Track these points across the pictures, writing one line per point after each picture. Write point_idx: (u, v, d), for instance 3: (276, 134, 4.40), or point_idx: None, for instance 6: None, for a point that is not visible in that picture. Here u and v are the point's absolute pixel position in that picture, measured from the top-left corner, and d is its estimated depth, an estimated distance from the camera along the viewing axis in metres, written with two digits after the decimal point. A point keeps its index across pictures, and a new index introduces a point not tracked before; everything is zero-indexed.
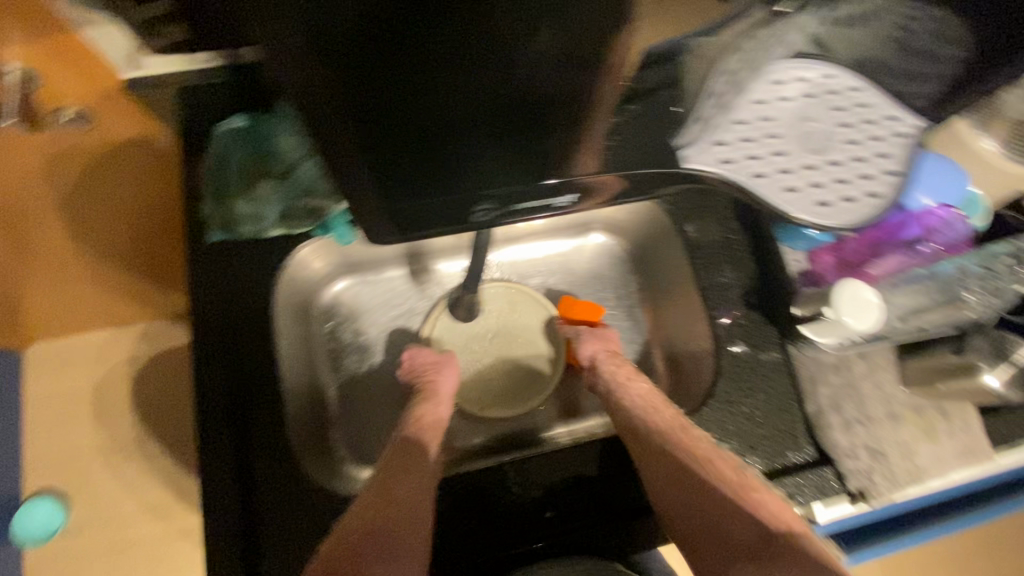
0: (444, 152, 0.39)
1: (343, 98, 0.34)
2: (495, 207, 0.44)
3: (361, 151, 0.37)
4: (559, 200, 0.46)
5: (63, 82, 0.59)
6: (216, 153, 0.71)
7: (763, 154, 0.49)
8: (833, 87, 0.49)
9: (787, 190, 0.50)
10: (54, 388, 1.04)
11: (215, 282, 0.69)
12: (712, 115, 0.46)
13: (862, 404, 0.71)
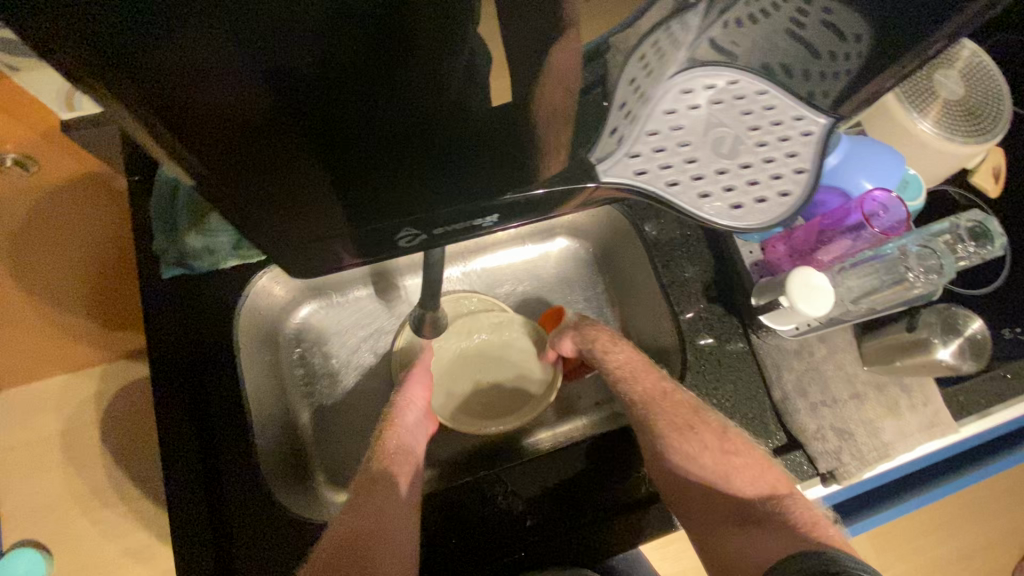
0: (368, 182, 0.39)
1: (251, 145, 0.33)
2: (417, 233, 0.44)
3: (278, 193, 0.37)
4: (483, 222, 0.46)
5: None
6: (163, 192, 0.70)
7: (675, 163, 0.47)
8: (740, 94, 0.47)
9: (702, 197, 0.49)
10: (21, 437, 1.01)
11: (174, 319, 0.68)
12: (627, 128, 0.44)
13: (825, 387, 0.74)
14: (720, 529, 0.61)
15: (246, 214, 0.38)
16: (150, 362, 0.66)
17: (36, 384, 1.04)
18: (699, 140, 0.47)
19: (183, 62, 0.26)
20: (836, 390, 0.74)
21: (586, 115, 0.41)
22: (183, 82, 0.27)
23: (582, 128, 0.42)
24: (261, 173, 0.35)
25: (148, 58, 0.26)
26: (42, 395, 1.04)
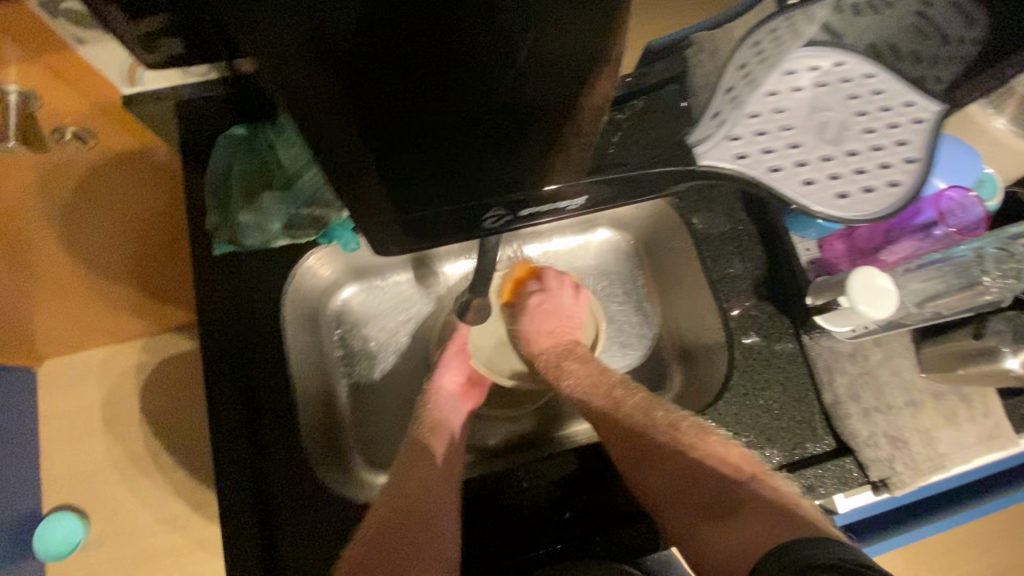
0: (460, 166, 0.37)
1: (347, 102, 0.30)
2: (505, 212, 0.42)
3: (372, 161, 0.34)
4: (567, 205, 0.45)
5: (62, 99, 0.56)
6: (217, 168, 0.68)
7: (779, 147, 0.47)
8: (844, 75, 0.49)
9: (805, 184, 0.49)
10: (68, 404, 1.05)
11: (225, 296, 0.69)
12: (727, 111, 0.45)
13: (879, 392, 0.71)
14: (703, 523, 0.62)
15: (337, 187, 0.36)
16: (203, 335, 0.68)
17: (82, 354, 1.07)
18: (805, 125, 0.48)
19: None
20: (891, 397, 0.71)
21: (655, 110, 0.43)
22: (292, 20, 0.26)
23: (652, 122, 0.44)
24: (359, 147, 0.33)
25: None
26: (87, 364, 1.07)
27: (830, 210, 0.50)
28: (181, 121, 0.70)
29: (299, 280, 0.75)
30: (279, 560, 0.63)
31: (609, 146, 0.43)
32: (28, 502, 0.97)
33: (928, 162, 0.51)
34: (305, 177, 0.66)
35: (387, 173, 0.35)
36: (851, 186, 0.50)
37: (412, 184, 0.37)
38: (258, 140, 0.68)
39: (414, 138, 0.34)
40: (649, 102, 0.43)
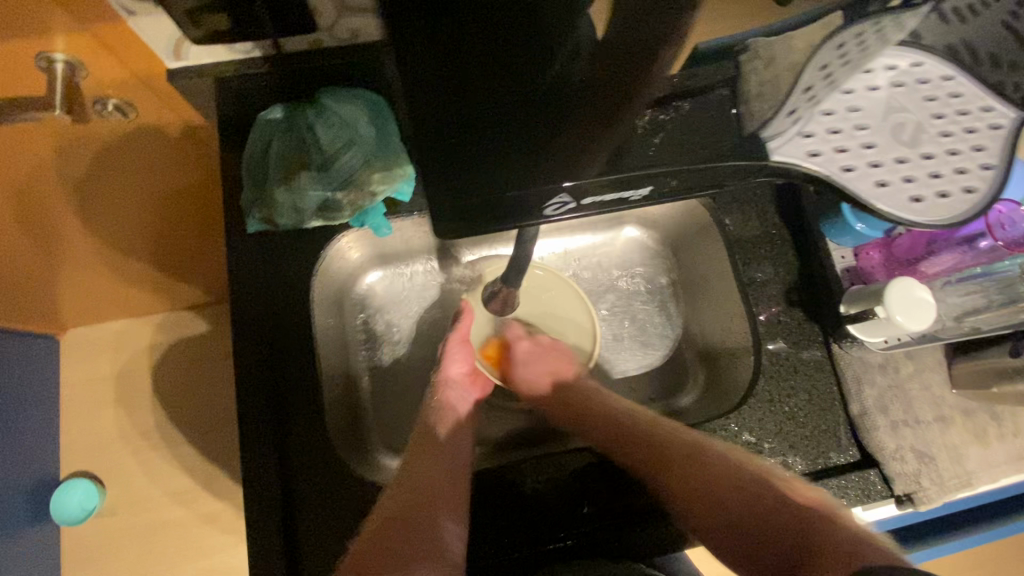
0: (517, 140, 0.36)
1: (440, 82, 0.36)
2: (567, 200, 0.38)
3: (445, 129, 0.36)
4: (632, 195, 0.40)
5: (103, 70, 0.56)
6: (254, 146, 0.69)
7: (852, 146, 0.45)
8: (921, 77, 0.49)
9: (881, 184, 0.45)
10: (89, 373, 1.07)
11: (256, 274, 0.70)
12: (800, 107, 0.43)
13: (907, 405, 0.71)
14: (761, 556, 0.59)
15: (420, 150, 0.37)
16: (233, 310, 0.68)
17: (101, 325, 1.08)
18: (880, 125, 0.46)
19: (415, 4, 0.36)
20: (920, 411, 0.70)
21: (705, 112, 0.42)
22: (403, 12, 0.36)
23: (702, 122, 0.42)
24: (431, 109, 0.36)
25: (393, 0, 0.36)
26: (109, 335, 1.09)
27: (905, 215, 0.45)
28: (222, 100, 0.68)
29: (329, 263, 0.75)
30: (301, 537, 0.64)
31: (654, 141, 0.40)
32: (47, 467, 0.99)
33: (1006, 168, 0.47)
34: (344, 158, 0.67)
35: (441, 139, 0.37)
36: (924, 189, 0.45)
37: (464, 155, 0.36)
38: (298, 122, 0.68)
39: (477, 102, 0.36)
40: (695, 104, 0.42)
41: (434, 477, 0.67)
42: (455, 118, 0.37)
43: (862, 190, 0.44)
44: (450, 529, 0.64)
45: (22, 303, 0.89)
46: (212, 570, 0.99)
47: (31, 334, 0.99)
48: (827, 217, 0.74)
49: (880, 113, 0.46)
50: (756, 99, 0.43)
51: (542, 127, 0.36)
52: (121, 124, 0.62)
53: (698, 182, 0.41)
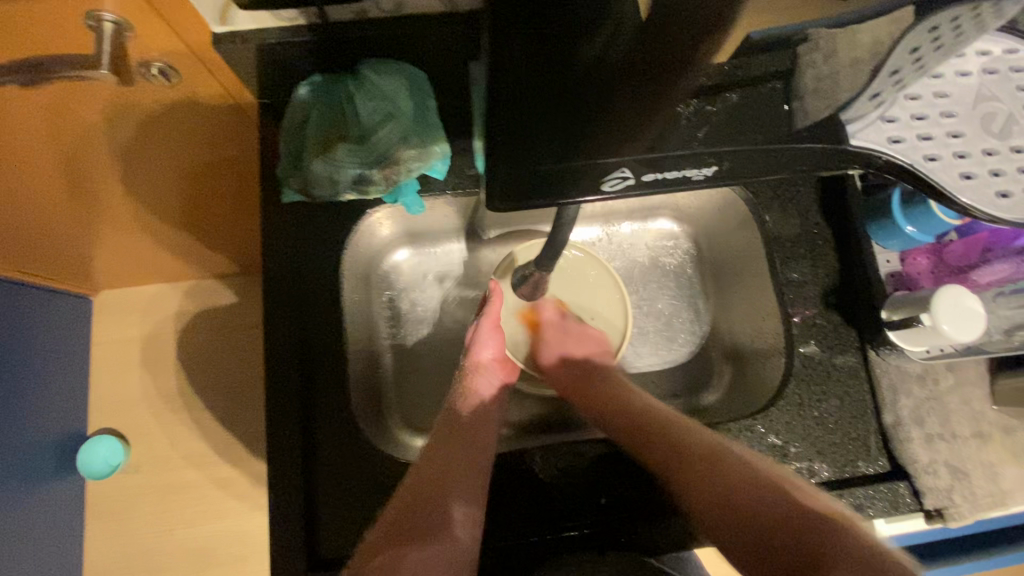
0: (590, 119, 0.42)
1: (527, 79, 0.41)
2: (626, 177, 0.45)
3: (529, 124, 0.42)
4: (695, 174, 0.46)
5: (151, 33, 0.54)
6: (294, 114, 0.69)
7: (937, 134, 0.49)
8: (1016, 63, 0.51)
9: (964, 175, 0.49)
10: (118, 333, 1.09)
11: (288, 243, 0.70)
12: (886, 91, 0.46)
13: (944, 419, 0.68)
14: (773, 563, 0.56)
15: (502, 153, 0.43)
16: (267, 280, 0.69)
17: (131, 288, 1.10)
18: (966, 113, 0.49)
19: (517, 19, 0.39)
20: (956, 425, 0.68)
21: (757, 102, 0.46)
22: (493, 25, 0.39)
23: (754, 111, 0.46)
24: (516, 107, 0.41)
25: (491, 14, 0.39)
26: (139, 297, 1.11)
27: (989, 209, 0.48)
28: (263, 65, 0.67)
29: (358, 236, 0.75)
30: (319, 504, 0.65)
31: (697, 135, 0.45)
32: (74, 422, 1.02)
33: None
34: (382, 132, 0.66)
35: (530, 130, 0.42)
36: (1011, 185, 0.49)
37: (539, 136, 0.42)
38: (338, 92, 0.67)
39: (558, 83, 0.41)
40: (748, 95, 0.46)
41: (464, 457, 0.68)
42: (533, 101, 0.41)
43: (942, 180, 0.48)
44: (458, 516, 0.64)
45: (59, 260, 0.92)
46: (227, 532, 1.01)
47: (64, 292, 1.01)
48: (872, 219, 0.71)
49: (964, 100, 0.49)
50: (809, 96, 0.46)
51: (607, 110, 0.42)
52: (170, 91, 0.61)
53: (745, 166, 0.46)
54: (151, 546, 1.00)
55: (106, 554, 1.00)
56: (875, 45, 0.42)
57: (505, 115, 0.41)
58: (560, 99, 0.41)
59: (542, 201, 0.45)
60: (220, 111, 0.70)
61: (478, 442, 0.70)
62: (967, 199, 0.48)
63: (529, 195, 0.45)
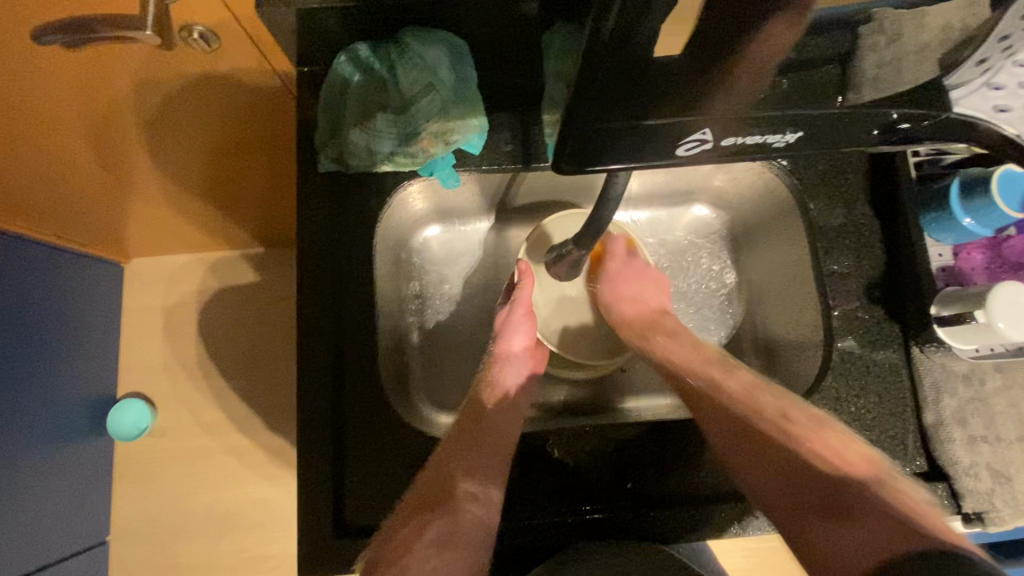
0: (659, 93, 0.44)
1: (618, 69, 0.42)
2: (702, 144, 0.46)
3: (606, 96, 0.43)
4: (777, 141, 0.47)
5: (194, 4, 0.53)
6: (334, 84, 0.68)
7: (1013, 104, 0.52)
8: None
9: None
10: (151, 301, 1.11)
11: (321, 214, 0.70)
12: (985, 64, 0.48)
13: (990, 422, 0.66)
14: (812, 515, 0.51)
15: (578, 123, 0.44)
16: (300, 250, 0.69)
17: (163, 257, 1.12)
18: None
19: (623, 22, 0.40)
20: (1003, 428, 0.65)
21: (813, 83, 0.45)
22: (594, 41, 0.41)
23: (804, 94, 0.45)
24: (597, 87, 0.43)
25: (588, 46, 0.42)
26: (171, 266, 1.12)
27: None
28: (304, 36, 0.65)
29: (394, 209, 0.75)
30: (346, 472, 0.66)
31: (756, 115, 0.45)
32: (105, 384, 1.04)
33: None
34: (423, 103, 0.65)
35: (604, 98, 0.43)
36: None
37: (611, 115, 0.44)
38: (379, 61, 0.66)
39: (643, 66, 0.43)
40: (797, 81, 0.45)
41: (499, 434, 0.68)
42: (609, 84, 0.43)
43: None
44: (470, 491, 0.64)
45: (95, 225, 0.93)
46: (250, 498, 1.04)
47: (97, 257, 1.03)
48: (929, 209, 0.68)
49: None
50: (867, 86, 0.46)
51: (674, 81, 0.43)
52: (218, 61, 0.62)
53: (823, 134, 0.46)
54: (177, 507, 1.03)
55: (133, 513, 1.03)
56: (944, 30, 0.44)
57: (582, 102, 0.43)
58: (632, 80, 0.43)
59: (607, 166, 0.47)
60: (278, 94, 0.72)
61: (513, 418, 0.71)
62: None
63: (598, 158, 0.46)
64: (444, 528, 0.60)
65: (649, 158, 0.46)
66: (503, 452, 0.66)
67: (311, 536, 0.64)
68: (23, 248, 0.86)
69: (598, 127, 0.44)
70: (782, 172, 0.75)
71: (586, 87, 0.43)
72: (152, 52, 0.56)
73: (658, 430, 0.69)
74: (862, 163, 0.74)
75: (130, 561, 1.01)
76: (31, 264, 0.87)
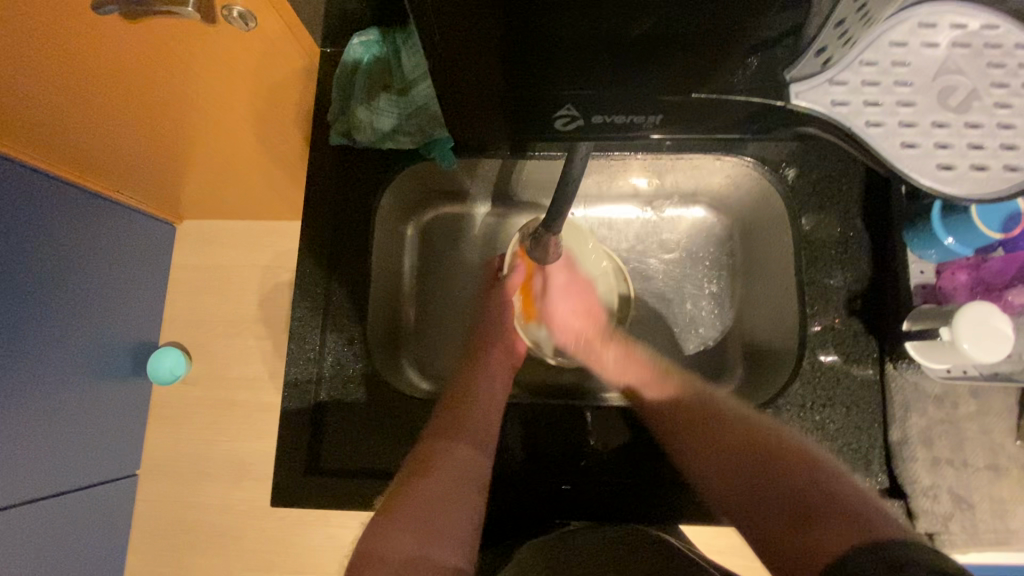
0: (544, 48, 0.36)
1: (500, 44, 0.35)
2: (577, 120, 0.41)
3: (488, 66, 0.37)
4: (643, 122, 0.41)
5: None
6: (347, 64, 0.74)
7: (887, 101, 0.45)
8: (989, 42, 0.48)
9: (906, 145, 0.45)
10: (193, 259, 1.22)
11: (332, 186, 0.77)
12: (840, 51, 0.43)
13: (957, 446, 0.66)
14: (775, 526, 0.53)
15: (458, 97, 0.40)
16: (310, 218, 0.76)
17: (208, 220, 1.22)
18: (923, 84, 0.46)
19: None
20: (970, 454, 0.66)
21: (771, 66, 0.39)
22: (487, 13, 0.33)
23: (766, 77, 0.40)
24: (468, 47, 0.36)
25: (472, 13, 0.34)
26: (214, 230, 1.23)
27: (929, 182, 0.46)
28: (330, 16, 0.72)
29: (401, 183, 0.80)
30: (327, 425, 0.72)
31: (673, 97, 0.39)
32: (147, 332, 1.15)
33: None
34: (421, 87, 0.71)
35: (478, 71, 0.37)
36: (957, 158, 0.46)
37: (477, 61, 0.37)
38: (388, 46, 0.72)
39: (526, 41, 0.35)
40: (764, 62, 0.38)
41: (484, 396, 0.71)
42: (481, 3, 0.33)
43: (882, 148, 0.45)
44: (486, 435, 0.68)
45: (148, 186, 1.03)
46: (260, 449, 1.12)
47: (150, 217, 1.14)
48: (912, 227, 0.67)
49: (922, 72, 0.46)
50: None
51: (569, 41, 0.35)
52: (263, 48, 0.70)
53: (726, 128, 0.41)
54: (195, 450, 1.13)
55: (156, 452, 1.13)
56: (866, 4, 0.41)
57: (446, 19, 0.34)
58: (533, 34, 0.35)
59: (488, 137, 0.44)
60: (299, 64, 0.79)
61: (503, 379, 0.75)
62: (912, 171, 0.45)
63: (496, 126, 0.42)
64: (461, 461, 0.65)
65: (533, 136, 0.43)
66: (491, 408, 0.71)
67: (289, 478, 0.70)
68: (84, 200, 0.97)
69: (484, 105, 0.40)
70: (776, 181, 0.75)
71: (457, 47, 0.36)
72: (197, 30, 0.62)
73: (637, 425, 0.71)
74: (860, 177, 0.74)
75: (151, 495, 1.11)
76: (92, 213, 0.98)
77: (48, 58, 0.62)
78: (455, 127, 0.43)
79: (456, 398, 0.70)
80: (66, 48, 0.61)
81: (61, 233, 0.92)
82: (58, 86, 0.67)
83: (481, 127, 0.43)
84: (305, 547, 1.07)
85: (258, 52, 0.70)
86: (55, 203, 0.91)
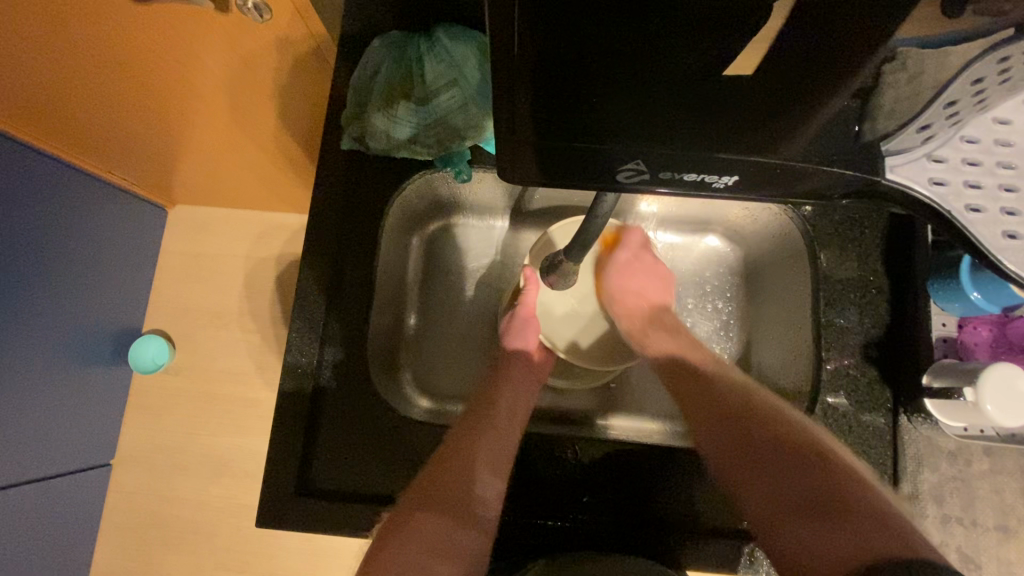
0: (599, 94, 0.37)
1: (559, 84, 0.36)
2: (643, 171, 0.39)
3: (544, 108, 0.37)
4: (715, 181, 0.39)
5: None
6: (366, 68, 0.71)
7: (987, 184, 0.41)
8: None
9: (1009, 235, 0.40)
10: (184, 246, 1.17)
11: (340, 190, 0.74)
12: (940, 128, 0.40)
13: (966, 503, 0.65)
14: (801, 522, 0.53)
15: (518, 140, 0.37)
16: (316, 221, 0.73)
17: (203, 208, 1.18)
18: None
19: (565, 39, 0.35)
20: (979, 513, 0.65)
21: (831, 126, 0.38)
22: (548, 58, 0.35)
23: (831, 132, 0.38)
24: (526, 89, 0.36)
25: (532, 57, 0.35)
26: (207, 218, 1.18)
27: None
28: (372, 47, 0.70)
29: (411, 192, 0.77)
30: (320, 439, 0.68)
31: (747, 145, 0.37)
32: (132, 319, 1.11)
33: None
34: (443, 97, 0.69)
35: (538, 115, 0.37)
36: None
37: (533, 100, 0.36)
38: (410, 52, 0.70)
39: (585, 81, 0.37)
40: (821, 116, 0.37)
41: (512, 398, 0.73)
42: (534, 41, 0.34)
43: (981, 236, 0.40)
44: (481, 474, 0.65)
45: (144, 170, 0.99)
46: (240, 449, 1.08)
47: (144, 201, 1.10)
48: (938, 275, 0.66)
49: None
50: (882, 117, 0.39)
51: (622, 86, 0.37)
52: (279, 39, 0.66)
53: (805, 184, 0.39)
54: (175, 444, 1.09)
55: (133, 443, 1.09)
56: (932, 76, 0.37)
57: (509, 63, 0.35)
58: (589, 75, 0.37)
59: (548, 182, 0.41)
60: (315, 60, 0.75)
61: (530, 380, 0.76)
62: (1016, 265, 0.39)
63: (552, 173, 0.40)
64: (435, 530, 0.61)
65: (592, 182, 0.40)
66: (517, 416, 0.71)
67: (275, 491, 0.67)
68: (77, 181, 0.92)
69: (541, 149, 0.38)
70: (797, 217, 0.73)
71: (513, 91, 0.36)
72: (211, 17, 0.58)
73: (641, 459, 0.69)
74: (883, 218, 0.72)
75: (125, 488, 1.07)
76: (84, 195, 0.94)
77: (49, 34, 0.58)
78: (514, 170, 0.40)
79: (478, 413, 0.70)
80: (76, 29, 0.57)
81: (53, 214, 0.88)
82: (57, 62, 0.63)
83: (533, 170, 0.40)
84: (282, 557, 1.03)
85: (269, 44, 0.66)
86: (46, 180, 0.86)
